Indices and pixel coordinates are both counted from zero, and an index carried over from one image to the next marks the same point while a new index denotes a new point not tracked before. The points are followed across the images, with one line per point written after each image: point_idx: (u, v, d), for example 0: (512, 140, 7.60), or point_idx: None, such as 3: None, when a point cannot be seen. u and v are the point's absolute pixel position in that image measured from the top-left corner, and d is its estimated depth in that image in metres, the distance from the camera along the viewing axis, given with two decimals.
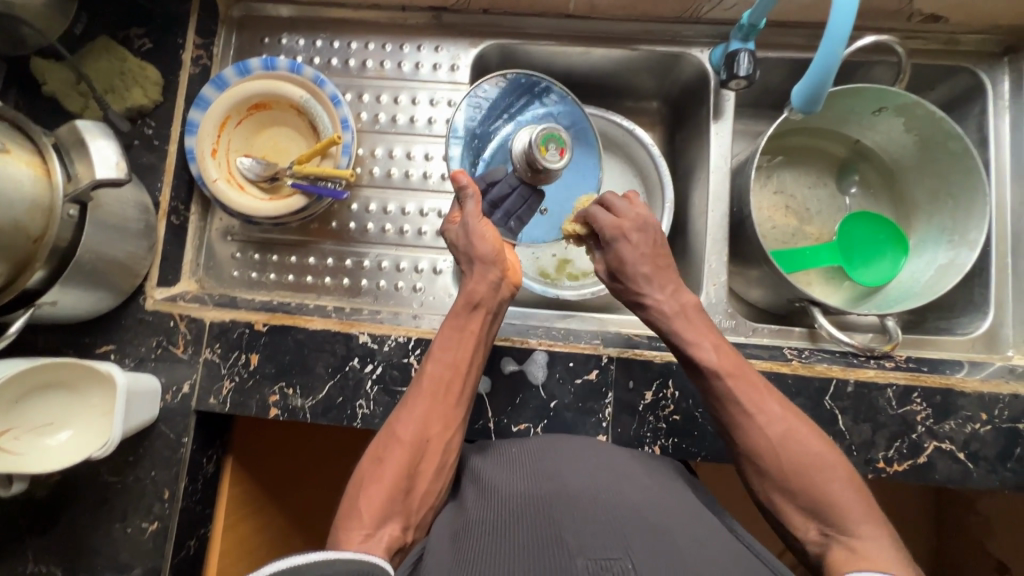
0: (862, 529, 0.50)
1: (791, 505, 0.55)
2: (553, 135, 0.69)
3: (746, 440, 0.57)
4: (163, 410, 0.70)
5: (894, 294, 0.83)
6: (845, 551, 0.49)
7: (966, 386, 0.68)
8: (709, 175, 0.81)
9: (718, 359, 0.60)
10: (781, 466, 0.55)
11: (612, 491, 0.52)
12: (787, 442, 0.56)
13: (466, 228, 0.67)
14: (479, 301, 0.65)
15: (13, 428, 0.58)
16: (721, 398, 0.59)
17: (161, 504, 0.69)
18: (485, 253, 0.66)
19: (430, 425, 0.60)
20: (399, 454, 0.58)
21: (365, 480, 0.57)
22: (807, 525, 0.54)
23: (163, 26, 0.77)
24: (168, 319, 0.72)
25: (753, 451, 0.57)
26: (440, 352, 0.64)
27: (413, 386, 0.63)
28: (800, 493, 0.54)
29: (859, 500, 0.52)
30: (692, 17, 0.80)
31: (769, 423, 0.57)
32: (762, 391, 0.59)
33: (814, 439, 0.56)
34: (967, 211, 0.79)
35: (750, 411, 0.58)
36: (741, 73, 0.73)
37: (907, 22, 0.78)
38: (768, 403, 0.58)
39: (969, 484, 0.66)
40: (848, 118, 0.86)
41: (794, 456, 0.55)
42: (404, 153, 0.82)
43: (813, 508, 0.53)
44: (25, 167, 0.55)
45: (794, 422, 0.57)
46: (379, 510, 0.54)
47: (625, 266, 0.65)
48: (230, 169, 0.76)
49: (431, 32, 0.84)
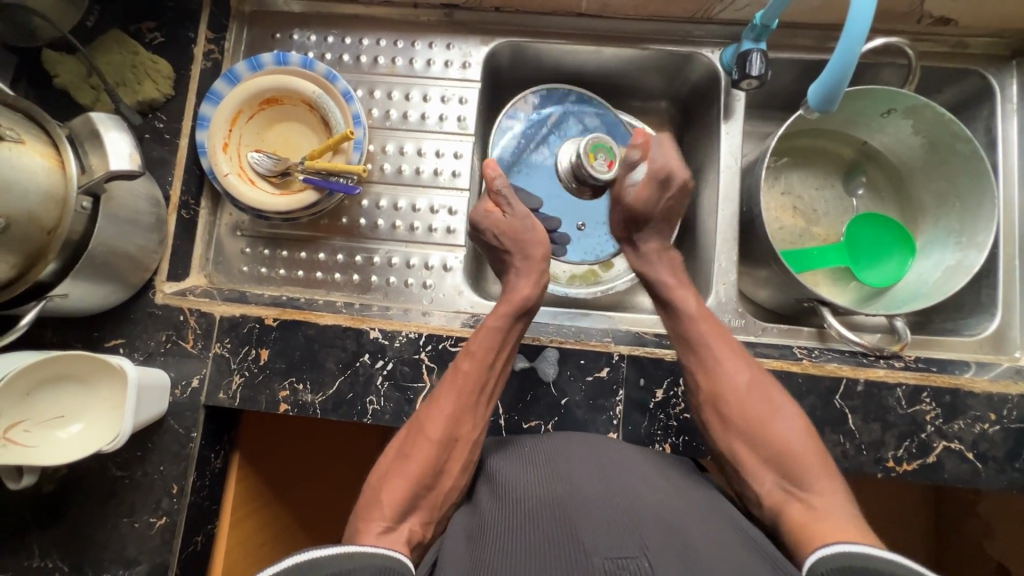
0: (819, 483, 0.54)
1: (752, 455, 0.59)
2: (603, 146, 0.76)
3: (714, 384, 0.63)
4: (172, 404, 0.70)
5: (901, 296, 0.83)
6: (804, 504, 0.52)
7: (975, 386, 0.68)
8: (719, 175, 0.82)
9: (699, 307, 0.68)
10: (744, 415, 0.60)
11: (628, 491, 0.51)
12: (749, 390, 0.62)
13: (520, 220, 0.72)
14: (526, 303, 0.68)
15: (23, 421, 0.57)
16: (693, 344, 0.66)
17: (169, 499, 0.68)
18: (541, 257, 0.72)
19: (460, 424, 0.60)
20: (427, 450, 0.57)
21: (389, 473, 0.57)
22: (765, 477, 0.57)
23: (175, 20, 0.77)
24: (178, 313, 0.71)
25: (720, 394, 0.62)
26: (478, 350, 0.64)
27: (445, 381, 0.63)
28: (763, 442, 0.58)
29: (814, 450, 0.57)
30: (704, 17, 0.80)
31: (738, 373, 0.63)
32: (738, 350, 0.65)
33: (776, 397, 0.61)
34: (974, 212, 0.80)
35: (720, 362, 0.64)
36: (753, 74, 0.73)
37: (917, 25, 0.79)
38: (736, 357, 0.64)
39: (978, 484, 0.67)
40: (857, 120, 0.86)
41: (754, 402, 0.61)
42: (414, 150, 0.82)
43: (773, 458, 0.57)
44: (40, 157, 0.54)
45: (758, 374, 0.63)
46: (401, 503, 0.54)
47: (644, 212, 0.72)
48: (241, 164, 0.76)
49: (443, 29, 0.84)
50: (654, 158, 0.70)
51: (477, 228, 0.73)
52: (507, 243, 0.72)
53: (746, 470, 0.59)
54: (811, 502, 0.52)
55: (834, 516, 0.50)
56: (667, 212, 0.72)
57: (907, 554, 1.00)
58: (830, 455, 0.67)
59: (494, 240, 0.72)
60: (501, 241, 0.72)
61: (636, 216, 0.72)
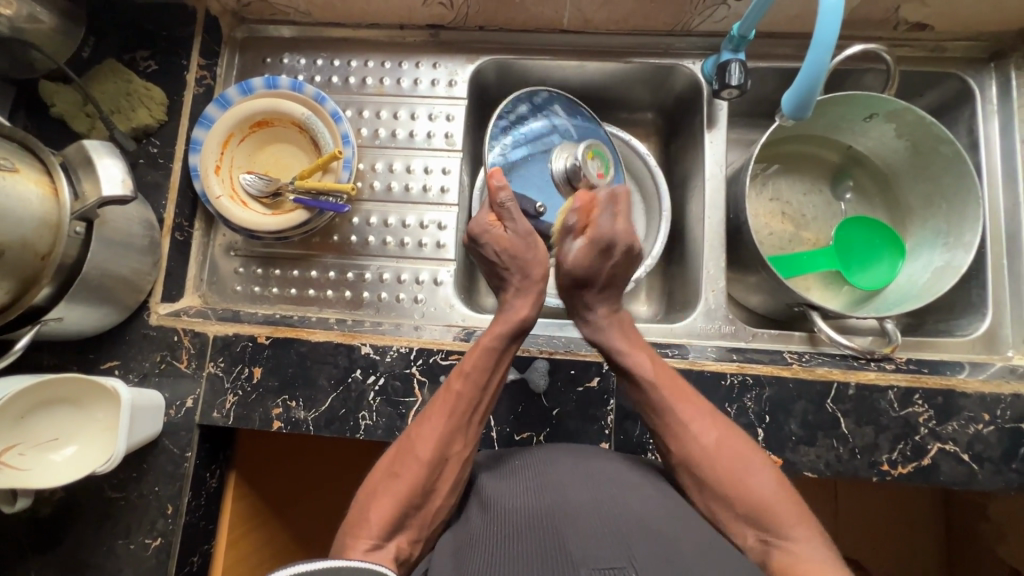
0: (797, 531, 0.51)
1: (729, 515, 0.55)
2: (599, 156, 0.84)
3: (682, 448, 0.58)
4: (167, 425, 0.70)
5: (892, 298, 0.83)
6: (786, 555, 0.50)
7: (967, 386, 0.68)
8: (704, 183, 0.83)
9: (656, 368, 0.63)
10: (714, 475, 0.56)
11: (614, 500, 0.52)
12: (719, 448, 0.57)
13: (519, 239, 0.68)
14: (523, 324, 0.66)
15: (19, 444, 0.58)
16: (653, 406, 0.62)
17: (164, 520, 0.69)
18: (541, 275, 0.69)
19: (450, 443, 0.59)
20: (416, 470, 0.56)
21: (377, 491, 0.56)
22: (746, 533, 0.53)
23: (168, 48, 0.79)
24: (172, 334, 0.72)
25: (692, 458, 0.57)
26: (471, 370, 0.62)
27: (436, 401, 0.62)
28: (736, 504, 0.54)
29: (787, 501, 0.53)
30: (683, 30, 0.81)
31: (702, 434, 0.58)
32: (698, 405, 0.61)
33: (744, 453, 0.57)
34: (961, 214, 0.80)
35: (683, 424, 0.59)
36: (733, 83, 0.74)
37: (894, 31, 0.80)
38: (700, 415, 0.60)
39: (974, 486, 0.66)
40: (840, 126, 0.87)
41: (726, 459, 0.56)
42: (404, 167, 0.83)
43: (750, 517, 0.53)
44: (34, 185, 0.56)
45: (722, 433, 0.59)
46: (388, 523, 0.53)
47: (587, 276, 0.65)
48: (233, 186, 0.78)
49: (429, 49, 0.85)
50: (599, 226, 0.63)
51: (476, 242, 0.69)
52: (507, 260, 0.68)
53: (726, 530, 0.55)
54: (792, 552, 0.50)
55: (814, 564, 0.48)
56: (611, 279, 0.66)
57: (915, 561, 0.99)
58: (824, 459, 0.67)
59: (495, 263, 0.69)
60: (500, 260, 0.68)
61: (580, 279, 0.66)
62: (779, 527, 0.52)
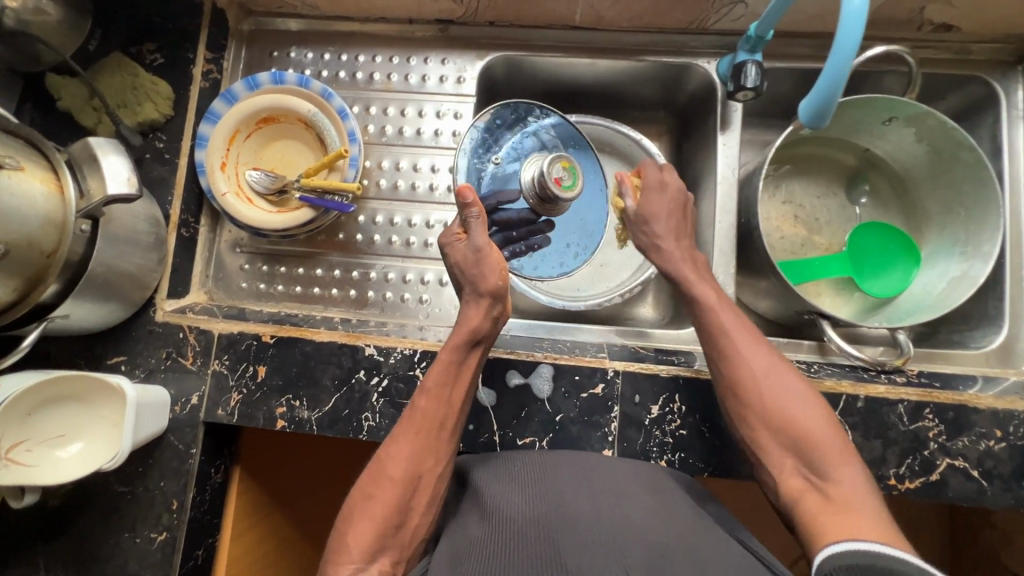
0: (837, 471, 0.54)
1: (773, 444, 0.59)
2: (572, 172, 0.72)
3: (735, 374, 0.62)
4: (172, 421, 0.71)
5: (904, 307, 0.82)
6: (821, 498, 0.54)
7: (980, 402, 0.67)
8: (716, 186, 0.81)
9: (716, 295, 0.67)
10: (762, 403, 0.60)
11: (614, 514, 0.53)
12: (769, 376, 0.60)
13: (471, 251, 0.68)
14: (476, 334, 0.65)
15: (26, 440, 0.58)
16: (715, 334, 0.64)
17: (169, 515, 0.69)
18: (495, 287, 0.67)
19: (421, 461, 0.60)
20: (389, 491, 0.57)
21: (355, 514, 0.57)
22: (785, 465, 0.58)
23: (174, 41, 0.78)
24: (177, 331, 0.73)
25: (742, 385, 0.61)
26: (433, 386, 0.63)
27: (403, 421, 0.63)
28: (779, 430, 0.58)
29: (833, 435, 0.57)
30: (699, 27, 0.79)
31: (757, 362, 0.61)
32: (756, 337, 0.64)
33: (791, 378, 0.61)
34: (979, 223, 0.78)
35: (739, 352, 0.62)
36: (749, 84, 0.72)
37: (918, 32, 0.78)
38: (757, 346, 0.63)
39: (983, 502, 0.65)
40: (858, 128, 0.85)
41: (776, 393, 0.59)
42: (411, 165, 0.82)
43: (792, 446, 0.57)
44: (39, 183, 0.56)
45: (778, 364, 0.62)
46: (369, 546, 0.54)
47: (653, 213, 0.73)
48: (239, 183, 0.77)
49: (439, 44, 0.84)
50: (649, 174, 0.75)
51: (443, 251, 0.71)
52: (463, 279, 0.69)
53: (765, 456, 0.59)
54: (829, 493, 0.54)
55: (851, 509, 0.51)
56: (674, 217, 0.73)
57: None
58: None
59: (459, 276, 0.70)
60: (455, 270, 0.69)
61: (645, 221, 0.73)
62: (818, 461, 0.56)
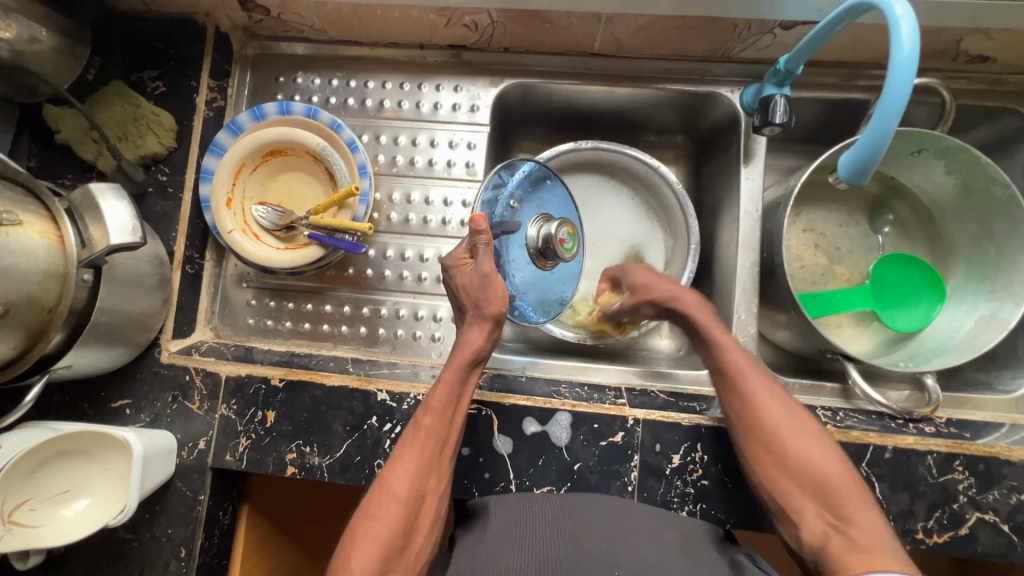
0: (856, 513, 0.56)
1: (798, 492, 0.60)
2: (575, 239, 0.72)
3: (756, 423, 0.63)
4: (179, 467, 0.69)
5: (929, 345, 0.79)
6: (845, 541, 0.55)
7: (1012, 454, 0.65)
8: (738, 221, 0.79)
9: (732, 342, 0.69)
10: (787, 452, 0.61)
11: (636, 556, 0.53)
12: (789, 428, 0.62)
13: (478, 278, 0.64)
14: (477, 355, 0.65)
15: (30, 499, 0.56)
16: (735, 391, 0.65)
17: (177, 563, 0.68)
18: (498, 312, 0.65)
19: (425, 479, 0.59)
20: (394, 509, 0.56)
21: (358, 535, 0.55)
22: (808, 511, 0.59)
23: (177, 69, 0.75)
24: (184, 373, 0.70)
25: (765, 436, 0.62)
26: (437, 405, 0.62)
27: (405, 439, 0.61)
28: (806, 479, 0.59)
29: (852, 480, 0.59)
30: (723, 56, 0.76)
31: (779, 414, 0.63)
32: (774, 388, 0.65)
33: (817, 437, 0.62)
34: (1009, 262, 0.76)
35: (757, 402, 0.64)
36: (776, 120, 0.68)
37: (952, 62, 0.74)
38: (776, 397, 0.65)
39: (1013, 557, 0.63)
40: (886, 159, 0.82)
41: (794, 441, 0.61)
42: (422, 197, 0.79)
43: (817, 493, 0.59)
44: (39, 236, 0.53)
45: (796, 412, 0.64)
46: (375, 568, 0.53)
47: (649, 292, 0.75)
48: (246, 219, 0.74)
49: (451, 71, 0.81)
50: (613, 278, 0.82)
51: (446, 273, 0.67)
52: (464, 299, 0.66)
53: (787, 505, 0.60)
54: (852, 534, 0.55)
55: (879, 549, 0.52)
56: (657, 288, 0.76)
57: None
58: None
59: (460, 298, 0.66)
60: (460, 294, 0.66)
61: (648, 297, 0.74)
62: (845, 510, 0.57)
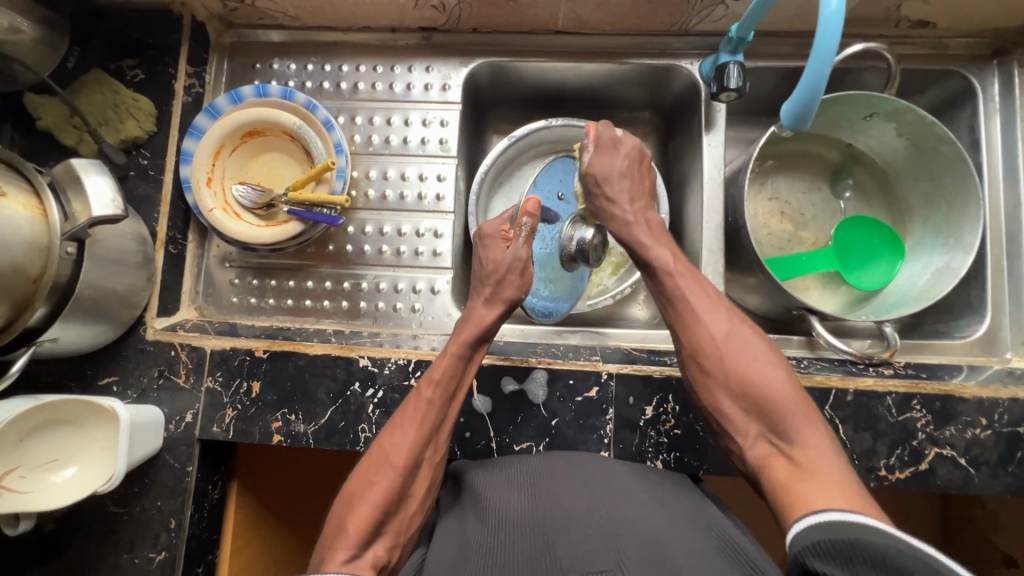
0: (801, 432, 0.54)
1: (736, 411, 0.58)
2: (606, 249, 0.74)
3: (693, 337, 0.62)
4: (167, 439, 0.70)
5: (890, 299, 0.83)
6: (788, 462, 0.53)
7: (966, 391, 0.68)
8: (702, 185, 0.82)
9: (673, 258, 0.67)
10: (722, 368, 0.60)
11: (605, 504, 0.54)
12: (729, 339, 0.61)
13: (512, 257, 0.69)
14: (484, 332, 0.67)
15: (19, 466, 0.58)
16: (668, 298, 0.65)
17: (168, 534, 0.69)
18: (514, 296, 0.70)
19: (422, 449, 0.60)
20: (390, 477, 0.57)
21: (354, 498, 0.57)
22: (751, 430, 0.57)
23: (154, 57, 0.77)
24: (169, 348, 0.72)
25: (697, 350, 0.61)
26: (440, 378, 0.63)
27: (404, 409, 0.63)
28: (744, 394, 0.58)
29: (792, 391, 0.57)
30: (681, 29, 0.80)
31: (713, 325, 0.62)
32: (714, 300, 0.64)
33: (752, 338, 0.61)
34: (959, 216, 0.80)
35: (697, 313, 0.63)
36: (731, 86, 0.72)
37: (895, 28, 0.79)
38: (713, 307, 0.63)
39: (971, 489, 0.66)
40: (840, 124, 0.86)
41: (734, 354, 0.60)
42: (399, 173, 0.82)
43: (757, 411, 0.57)
44: (22, 208, 0.55)
45: (734, 324, 0.62)
46: (367, 527, 0.54)
47: (604, 170, 0.71)
48: (226, 198, 0.77)
49: (422, 52, 0.84)
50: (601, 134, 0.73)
51: (481, 240, 0.72)
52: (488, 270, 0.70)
53: (729, 419, 0.59)
54: (795, 454, 0.53)
55: (817, 466, 0.51)
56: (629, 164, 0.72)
57: None
58: None
59: (484, 272, 0.71)
60: (489, 267, 0.70)
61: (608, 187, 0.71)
62: (790, 429, 0.55)
